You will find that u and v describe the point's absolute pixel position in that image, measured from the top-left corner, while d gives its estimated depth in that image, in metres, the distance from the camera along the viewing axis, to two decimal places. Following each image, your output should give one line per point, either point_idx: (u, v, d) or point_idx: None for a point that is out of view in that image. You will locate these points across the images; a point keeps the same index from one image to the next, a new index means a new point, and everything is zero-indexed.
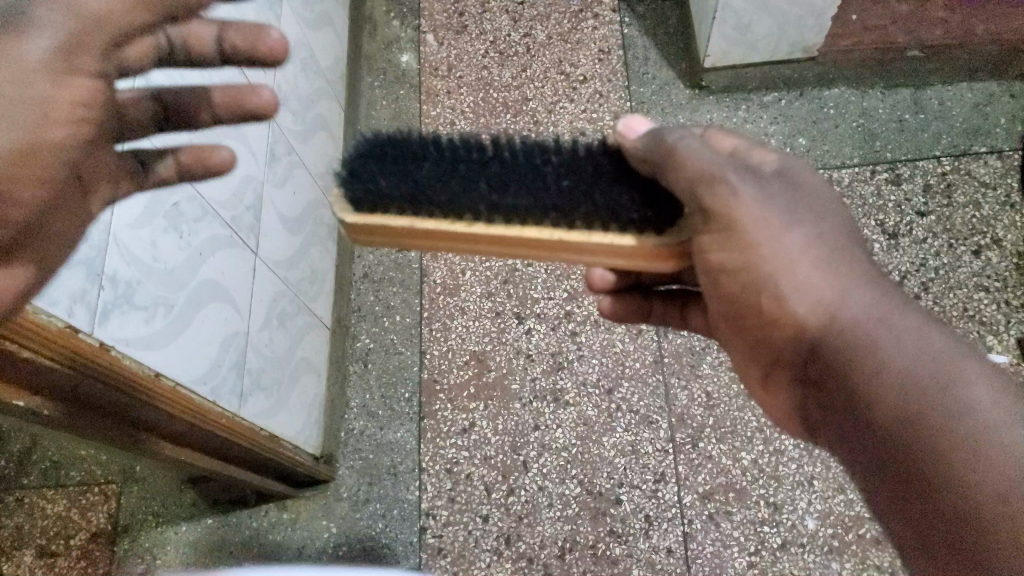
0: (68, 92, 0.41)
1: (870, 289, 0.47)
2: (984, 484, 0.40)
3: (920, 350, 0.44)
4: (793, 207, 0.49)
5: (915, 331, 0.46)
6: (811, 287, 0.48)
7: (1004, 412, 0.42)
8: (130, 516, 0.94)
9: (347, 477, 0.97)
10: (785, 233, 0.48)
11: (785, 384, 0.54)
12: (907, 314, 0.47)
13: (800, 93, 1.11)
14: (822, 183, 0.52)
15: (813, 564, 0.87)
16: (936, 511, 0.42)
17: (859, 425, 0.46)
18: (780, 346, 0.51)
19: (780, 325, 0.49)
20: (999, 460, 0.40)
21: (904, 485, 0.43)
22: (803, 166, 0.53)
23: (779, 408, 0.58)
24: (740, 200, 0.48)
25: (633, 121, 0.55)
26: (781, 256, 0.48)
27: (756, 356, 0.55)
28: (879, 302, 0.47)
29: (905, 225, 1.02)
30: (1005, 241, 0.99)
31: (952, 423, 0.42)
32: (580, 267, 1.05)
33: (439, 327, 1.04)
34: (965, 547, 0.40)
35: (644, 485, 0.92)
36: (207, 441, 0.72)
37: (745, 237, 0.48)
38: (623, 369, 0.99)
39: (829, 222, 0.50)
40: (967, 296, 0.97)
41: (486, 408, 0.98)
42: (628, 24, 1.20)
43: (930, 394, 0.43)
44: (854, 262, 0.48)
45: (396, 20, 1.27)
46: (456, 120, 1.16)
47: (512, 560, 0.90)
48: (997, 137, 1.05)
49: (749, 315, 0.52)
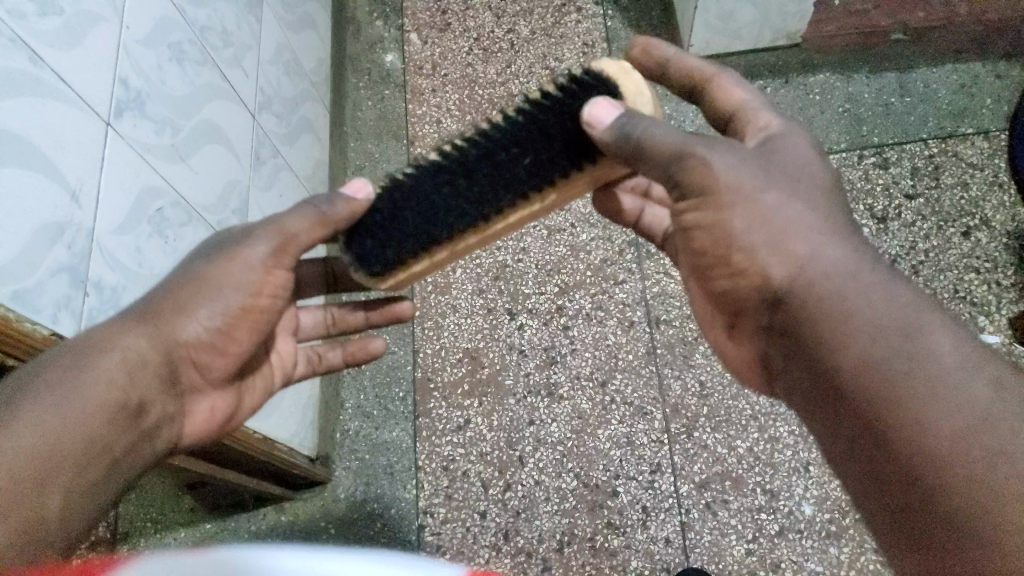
0: (231, 264, 0.54)
1: (843, 246, 0.47)
2: (944, 428, 0.40)
3: (887, 303, 0.44)
4: (768, 167, 0.49)
5: (883, 285, 0.45)
6: (785, 243, 0.47)
7: (962, 359, 0.42)
8: (129, 523, 0.94)
9: (343, 478, 0.97)
10: (764, 193, 0.47)
11: (746, 333, 0.54)
12: (877, 270, 0.46)
13: (786, 80, 1.12)
14: (811, 152, 0.52)
15: (811, 549, 0.87)
16: (888, 452, 0.41)
17: (824, 374, 0.45)
18: (742, 297, 0.50)
19: (745, 276, 0.49)
20: (956, 403, 0.40)
21: (865, 432, 0.43)
22: (794, 134, 0.53)
23: (737, 361, 0.58)
24: (716, 167, 0.47)
25: (598, 112, 0.47)
26: (756, 214, 0.47)
27: (720, 307, 0.54)
28: (855, 257, 0.46)
29: (894, 209, 1.02)
30: (994, 221, 0.99)
31: (915, 370, 0.41)
32: (570, 262, 1.06)
33: (431, 326, 1.04)
34: (916, 487, 0.40)
35: (640, 476, 0.92)
36: (198, 447, 0.72)
37: (722, 200, 0.47)
38: (616, 361, 0.99)
39: (806, 180, 0.50)
40: (957, 277, 0.97)
41: (481, 405, 0.98)
42: (611, 16, 1.21)
43: (899, 343, 0.42)
44: (828, 219, 0.48)
45: (380, 20, 1.27)
46: (442, 118, 1.16)
47: (511, 555, 0.90)
48: (984, 117, 1.05)
49: (718, 267, 0.51)
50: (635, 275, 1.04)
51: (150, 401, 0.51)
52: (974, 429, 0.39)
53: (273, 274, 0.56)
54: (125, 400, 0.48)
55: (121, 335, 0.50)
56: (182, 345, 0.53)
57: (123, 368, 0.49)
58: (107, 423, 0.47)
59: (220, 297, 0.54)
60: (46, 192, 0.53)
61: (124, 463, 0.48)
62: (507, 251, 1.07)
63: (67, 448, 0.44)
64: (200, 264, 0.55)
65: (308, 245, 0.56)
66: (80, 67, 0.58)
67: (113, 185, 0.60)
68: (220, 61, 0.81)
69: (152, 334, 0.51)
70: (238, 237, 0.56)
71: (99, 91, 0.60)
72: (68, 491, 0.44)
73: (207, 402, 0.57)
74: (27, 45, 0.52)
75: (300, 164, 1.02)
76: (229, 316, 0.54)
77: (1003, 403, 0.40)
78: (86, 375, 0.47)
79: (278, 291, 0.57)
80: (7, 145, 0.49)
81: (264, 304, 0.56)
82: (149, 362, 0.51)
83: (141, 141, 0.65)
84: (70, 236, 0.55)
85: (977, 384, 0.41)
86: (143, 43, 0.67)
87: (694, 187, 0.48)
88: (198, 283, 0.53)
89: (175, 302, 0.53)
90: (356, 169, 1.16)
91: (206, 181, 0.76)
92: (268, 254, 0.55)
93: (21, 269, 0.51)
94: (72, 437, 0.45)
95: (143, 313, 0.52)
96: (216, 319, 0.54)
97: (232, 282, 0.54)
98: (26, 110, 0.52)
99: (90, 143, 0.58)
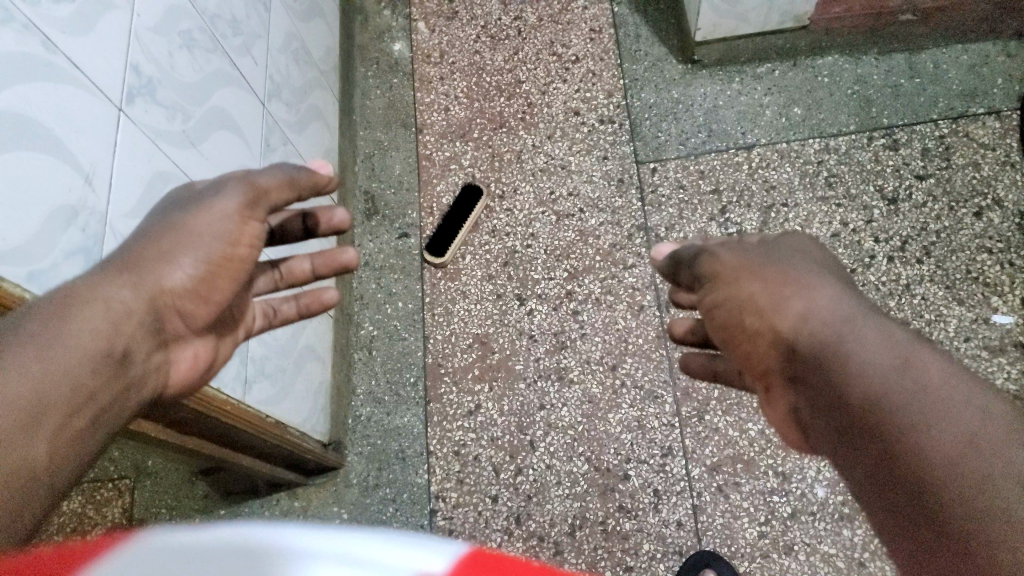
0: (205, 217, 0.53)
1: (839, 298, 0.48)
2: (932, 452, 0.39)
3: (883, 342, 0.44)
4: (766, 250, 0.54)
5: (881, 327, 0.45)
6: (784, 300, 0.49)
7: (958, 389, 0.41)
8: (144, 510, 0.96)
9: (356, 464, 0.97)
10: (762, 267, 0.52)
11: (776, 398, 0.53)
12: (877, 317, 0.46)
13: (794, 63, 1.11)
14: (811, 244, 0.57)
15: (824, 531, 0.87)
16: (899, 479, 0.40)
17: (836, 416, 0.45)
18: (763, 355, 0.51)
19: (758, 336, 0.50)
20: (949, 429, 0.39)
21: (876, 468, 0.41)
22: (795, 234, 0.58)
23: (775, 426, 0.56)
24: (723, 258, 0.55)
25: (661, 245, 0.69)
26: (767, 282, 0.51)
27: (748, 372, 0.54)
28: (854, 309, 0.47)
29: (905, 190, 1.01)
30: (1006, 201, 0.99)
31: (911, 399, 0.41)
32: (579, 246, 1.05)
33: (441, 312, 1.05)
34: (924, 511, 0.38)
35: (652, 460, 0.93)
36: (210, 430, 0.73)
37: (731, 279, 0.53)
38: (626, 345, 0.99)
39: (805, 257, 0.54)
40: (970, 257, 0.96)
41: (491, 390, 0.99)
42: (619, 2, 1.21)
43: (892, 375, 0.42)
44: (826, 281, 0.50)
45: (387, 10, 1.28)
46: (450, 106, 1.18)
47: (523, 538, 0.90)
48: (995, 97, 1.04)
49: (732, 327, 0.53)
50: (646, 259, 1.03)
51: (133, 350, 0.49)
52: (964, 453, 0.38)
53: (248, 225, 0.55)
54: (111, 349, 0.47)
55: (101, 286, 0.48)
56: (166, 294, 0.51)
57: (106, 316, 0.47)
58: (93, 371, 0.45)
59: (202, 246, 0.52)
60: (59, 174, 0.54)
61: (113, 409, 0.47)
62: (517, 237, 1.07)
63: (56, 393, 0.42)
64: (177, 214, 0.53)
65: (273, 206, 0.57)
66: (92, 54, 0.58)
67: (125, 170, 0.61)
68: (229, 49, 0.82)
69: (136, 284, 0.49)
70: (202, 196, 0.55)
71: (110, 77, 0.60)
72: (57, 437, 0.42)
73: (188, 350, 0.57)
74: (40, 30, 0.53)
75: (309, 153, 1.02)
76: (210, 264, 0.53)
77: (990, 428, 0.39)
78: (72, 322, 0.45)
79: (256, 241, 0.56)
80: (19, 127, 0.50)
81: (244, 254, 0.55)
82: (134, 312, 0.49)
83: (152, 126, 0.66)
84: (83, 218, 0.56)
85: (967, 410, 0.40)
86: (153, 30, 0.67)
87: (707, 275, 0.56)
88: (177, 232, 0.52)
89: (157, 251, 0.51)
90: (366, 158, 1.16)
91: (216, 167, 0.77)
92: (240, 206, 0.54)
93: (35, 248, 0.51)
94: (58, 384, 0.42)
95: (123, 262, 0.50)
96: (198, 268, 0.52)
97: (211, 232, 0.53)
98: (40, 94, 0.52)
99: (103, 128, 0.59)
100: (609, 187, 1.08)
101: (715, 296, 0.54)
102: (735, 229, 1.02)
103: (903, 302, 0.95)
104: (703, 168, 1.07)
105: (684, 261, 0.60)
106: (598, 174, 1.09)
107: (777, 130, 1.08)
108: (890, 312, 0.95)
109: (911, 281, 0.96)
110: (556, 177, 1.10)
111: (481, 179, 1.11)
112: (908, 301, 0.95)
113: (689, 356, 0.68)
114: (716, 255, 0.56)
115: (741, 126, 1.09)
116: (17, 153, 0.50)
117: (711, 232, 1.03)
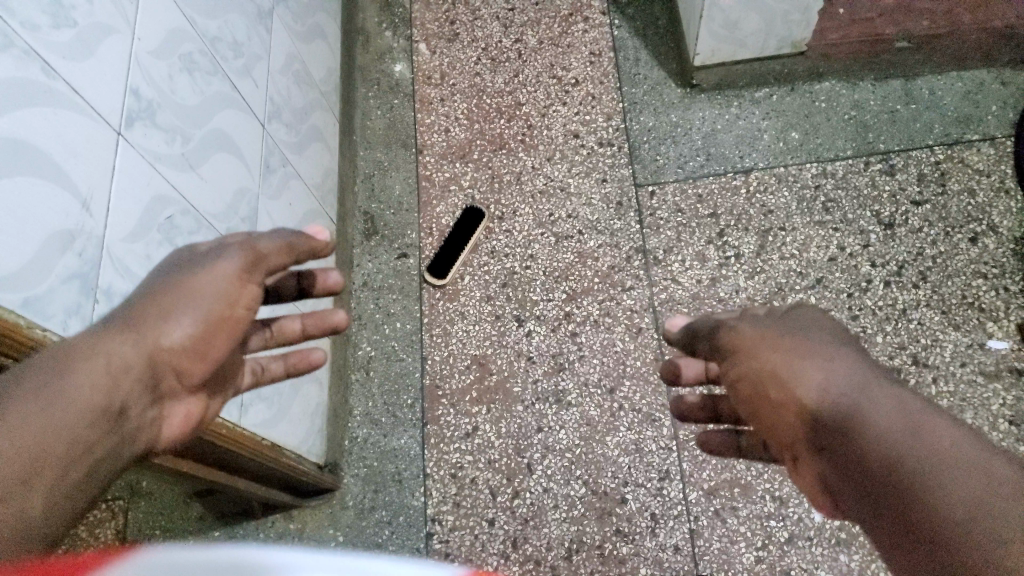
0: (206, 276, 0.52)
1: (855, 372, 0.50)
2: (952, 511, 0.40)
3: (897, 410, 0.46)
4: (785, 326, 0.57)
5: (894, 396, 0.47)
6: (804, 375, 0.51)
7: (967, 449, 0.43)
8: (138, 531, 0.95)
9: (352, 486, 0.97)
10: (782, 344, 0.54)
11: (804, 470, 0.54)
12: (891, 386, 0.49)
13: (791, 88, 1.12)
14: (826, 320, 0.59)
15: (821, 556, 0.87)
16: (915, 535, 0.41)
17: (858, 481, 0.46)
18: (789, 428, 0.52)
19: (783, 409, 0.52)
20: (961, 487, 0.41)
21: (897, 526, 0.43)
22: (808, 309, 0.61)
23: (809, 495, 0.56)
24: (744, 333, 0.57)
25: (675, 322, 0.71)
26: (786, 357, 0.53)
27: (776, 444, 0.55)
28: (869, 380, 0.49)
29: (901, 214, 1.02)
30: (1001, 227, 0.99)
31: (924, 460, 0.43)
32: (577, 268, 1.05)
33: (440, 332, 1.04)
34: (942, 564, 0.39)
35: (649, 483, 0.92)
36: (205, 453, 0.72)
37: (751, 355, 0.55)
38: (625, 368, 0.99)
39: (823, 334, 0.56)
40: (965, 282, 0.97)
41: (489, 412, 0.99)
42: (619, 25, 1.21)
43: (906, 442, 0.44)
44: (844, 356, 0.52)
45: (388, 31, 1.28)
46: (451, 127, 1.18)
47: (519, 562, 0.90)
48: (990, 124, 1.06)
49: (757, 403, 0.54)
50: (644, 281, 1.03)
51: (129, 406, 0.49)
52: (975, 508, 0.40)
53: (247, 287, 0.54)
54: (106, 406, 0.46)
55: (99, 342, 0.48)
56: (166, 352, 0.51)
57: (104, 373, 0.47)
58: (85, 428, 0.44)
59: (200, 304, 0.51)
60: (56, 200, 0.53)
61: (105, 466, 0.46)
62: (516, 258, 1.07)
63: (48, 451, 0.42)
64: (178, 272, 0.53)
65: (274, 268, 0.56)
66: (92, 79, 0.58)
67: (123, 194, 0.61)
68: (229, 71, 0.82)
69: (134, 341, 0.49)
70: (204, 255, 0.54)
71: (110, 102, 0.60)
72: (48, 493, 0.41)
73: (184, 405, 0.56)
74: (39, 56, 0.53)
75: (309, 172, 1.02)
76: (209, 324, 0.52)
77: (1001, 486, 0.40)
78: (69, 379, 0.45)
79: (255, 303, 0.55)
80: (17, 154, 0.50)
81: (245, 315, 0.54)
82: (131, 369, 0.49)
83: (151, 150, 0.66)
84: (81, 243, 0.56)
85: (977, 470, 0.41)
86: (154, 53, 0.67)
87: (729, 351, 0.57)
88: (179, 291, 0.51)
89: (157, 308, 0.51)
90: (365, 179, 1.17)
91: (215, 189, 0.77)
92: (241, 266, 0.53)
93: (31, 275, 0.51)
94: (50, 439, 0.42)
95: (123, 319, 0.50)
96: (197, 328, 0.51)
97: (211, 292, 0.52)
98: (38, 120, 0.52)
99: (101, 151, 0.59)
100: (607, 210, 1.08)
101: (737, 370, 0.56)
102: (733, 253, 1.03)
103: (900, 326, 0.96)
104: (701, 192, 1.08)
105: (703, 333, 0.63)
106: (597, 196, 1.09)
107: (774, 154, 1.09)
108: (887, 337, 0.95)
109: (908, 305, 0.97)
110: (555, 199, 1.10)
111: (480, 200, 1.12)
112: (905, 326, 0.96)
113: (706, 434, 0.70)
114: (737, 330, 0.58)
115: (739, 151, 1.10)
116: (15, 179, 0.50)
117: (709, 255, 1.03)
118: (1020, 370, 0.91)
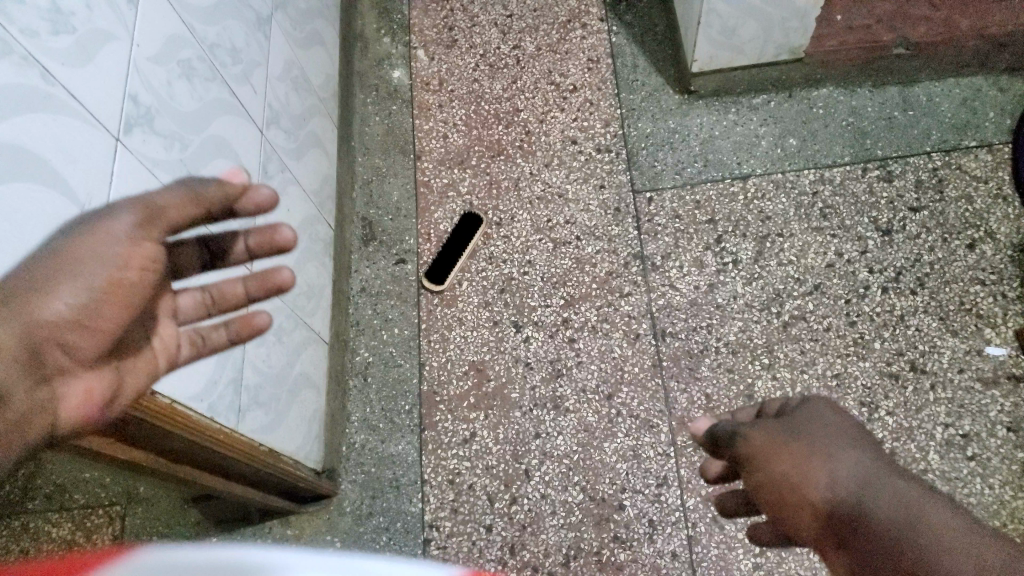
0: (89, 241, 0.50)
1: (857, 469, 0.50)
2: None
3: (904, 510, 0.47)
4: (789, 425, 0.56)
5: (898, 492, 0.48)
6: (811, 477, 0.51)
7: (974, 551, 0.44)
8: (135, 537, 0.95)
9: (350, 492, 0.97)
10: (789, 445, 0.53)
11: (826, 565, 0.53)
12: (893, 481, 0.49)
13: (789, 95, 1.13)
14: (825, 412, 0.58)
15: (819, 563, 0.86)
16: None
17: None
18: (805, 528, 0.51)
19: (798, 514, 0.51)
20: None
21: None
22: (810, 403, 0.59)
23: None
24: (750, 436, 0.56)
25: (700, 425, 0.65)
26: (792, 460, 0.52)
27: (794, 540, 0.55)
28: (873, 479, 0.50)
29: (898, 221, 1.02)
30: (999, 233, 1.00)
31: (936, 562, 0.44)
32: (575, 274, 1.05)
33: (438, 338, 1.04)
34: None
35: (646, 490, 0.92)
36: (202, 459, 0.72)
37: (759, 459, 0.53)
38: (623, 374, 0.99)
39: (826, 430, 0.55)
40: (963, 289, 0.97)
41: (487, 418, 0.98)
42: (616, 32, 1.22)
43: (912, 527, 0.46)
44: (846, 454, 0.52)
45: (386, 37, 1.29)
46: (449, 133, 1.18)
47: (516, 568, 0.90)
48: (987, 131, 1.06)
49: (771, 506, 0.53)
50: (641, 287, 1.03)
51: None
52: None
53: (139, 247, 0.53)
54: None
55: None
56: (44, 328, 0.49)
57: None
58: None
59: (84, 271, 0.50)
60: (55, 205, 0.53)
61: None
62: (513, 264, 1.07)
63: None
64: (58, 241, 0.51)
65: (173, 226, 0.55)
66: (91, 85, 0.58)
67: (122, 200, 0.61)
68: (228, 77, 0.82)
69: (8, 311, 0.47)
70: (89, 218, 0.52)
71: (109, 107, 0.60)
72: None
73: (81, 384, 0.52)
74: (39, 62, 0.53)
75: (308, 178, 1.02)
76: (96, 289, 0.50)
77: None
78: None
79: (149, 266, 0.53)
80: (17, 159, 0.50)
81: (133, 277, 0.53)
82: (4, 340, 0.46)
83: (150, 155, 0.66)
84: None
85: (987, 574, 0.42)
86: (152, 60, 0.68)
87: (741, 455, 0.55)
88: (60, 259, 0.49)
89: (35, 278, 0.49)
90: (364, 184, 1.17)
91: None
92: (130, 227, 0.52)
93: None
94: None
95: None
96: (81, 295, 0.50)
97: (97, 257, 0.50)
98: (37, 126, 0.52)
99: (100, 157, 0.59)
100: (605, 216, 1.08)
101: (754, 482, 0.53)
102: (730, 259, 1.03)
103: (898, 333, 0.96)
104: (699, 198, 1.08)
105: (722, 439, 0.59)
106: (595, 202, 1.09)
107: (771, 161, 1.09)
108: (884, 344, 0.95)
109: (906, 312, 0.97)
110: (553, 205, 1.10)
111: (478, 206, 1.12)
112: (903, 332, 0.96)
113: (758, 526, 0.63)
114: (746, 437, 0.56)
115: (737, 157, 1.10)
116: (15, 185, 0.50)
117: (706, 261, 1.03)
118: (1018, 377, 0.91)
